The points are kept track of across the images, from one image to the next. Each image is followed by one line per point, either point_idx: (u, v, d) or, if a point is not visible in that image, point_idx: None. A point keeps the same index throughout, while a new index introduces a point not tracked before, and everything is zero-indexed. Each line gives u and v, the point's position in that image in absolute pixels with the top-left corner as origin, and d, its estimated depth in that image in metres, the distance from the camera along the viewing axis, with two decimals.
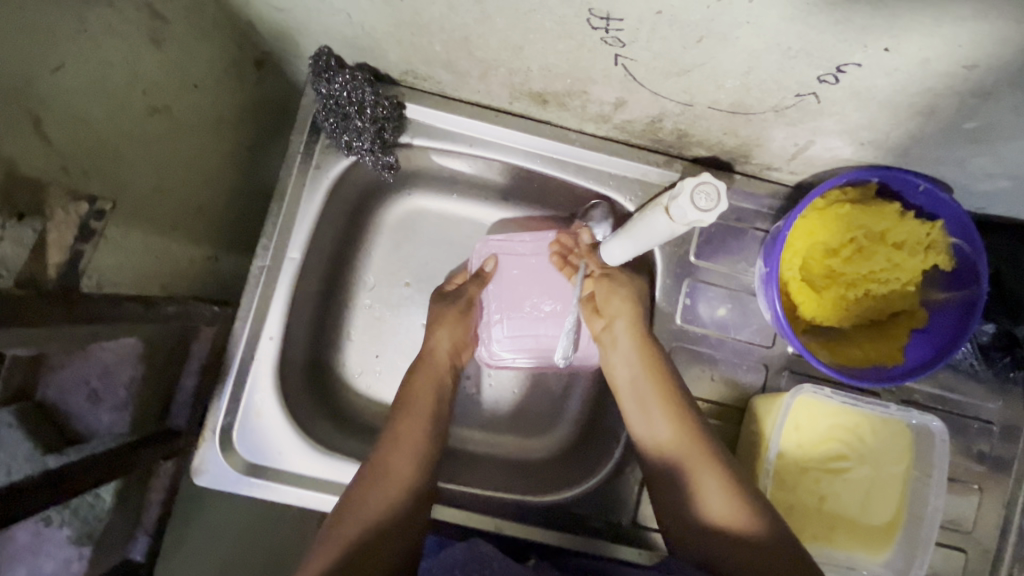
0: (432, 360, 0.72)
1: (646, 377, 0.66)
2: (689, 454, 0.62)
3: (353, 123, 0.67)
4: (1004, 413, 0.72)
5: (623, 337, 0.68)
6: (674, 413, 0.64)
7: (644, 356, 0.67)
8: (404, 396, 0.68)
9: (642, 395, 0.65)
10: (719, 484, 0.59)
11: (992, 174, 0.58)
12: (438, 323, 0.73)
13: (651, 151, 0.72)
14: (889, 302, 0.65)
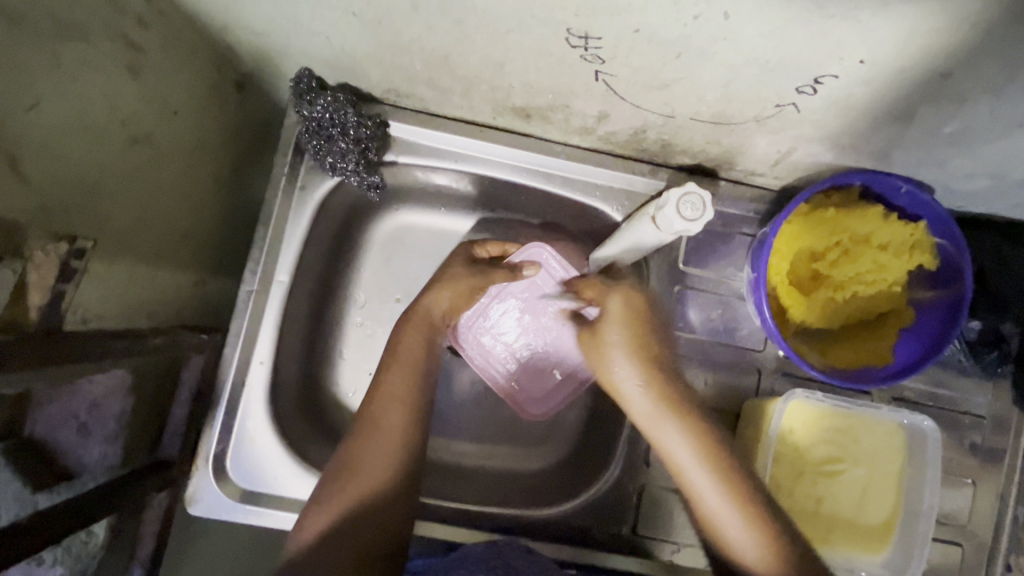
0: (421, 313, 0.68)
1: (667, 417, 0.58)
2: (719, 503, 0.55)
3: (337, 145, 0.67)
4: (994, 406, 0.73)
5: (633, 379, 0.61)
6: (700, 458, 0.56)
7: (661, 392, 0.60)
8: (390, 352, 0.65)
9: (663, 436, 0.59)
10: (751, 531, 0.53)
11: (972, 175, 0.58)
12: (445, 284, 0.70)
13: (636, 160, 0.72)
14: (876, 303, 0.66)
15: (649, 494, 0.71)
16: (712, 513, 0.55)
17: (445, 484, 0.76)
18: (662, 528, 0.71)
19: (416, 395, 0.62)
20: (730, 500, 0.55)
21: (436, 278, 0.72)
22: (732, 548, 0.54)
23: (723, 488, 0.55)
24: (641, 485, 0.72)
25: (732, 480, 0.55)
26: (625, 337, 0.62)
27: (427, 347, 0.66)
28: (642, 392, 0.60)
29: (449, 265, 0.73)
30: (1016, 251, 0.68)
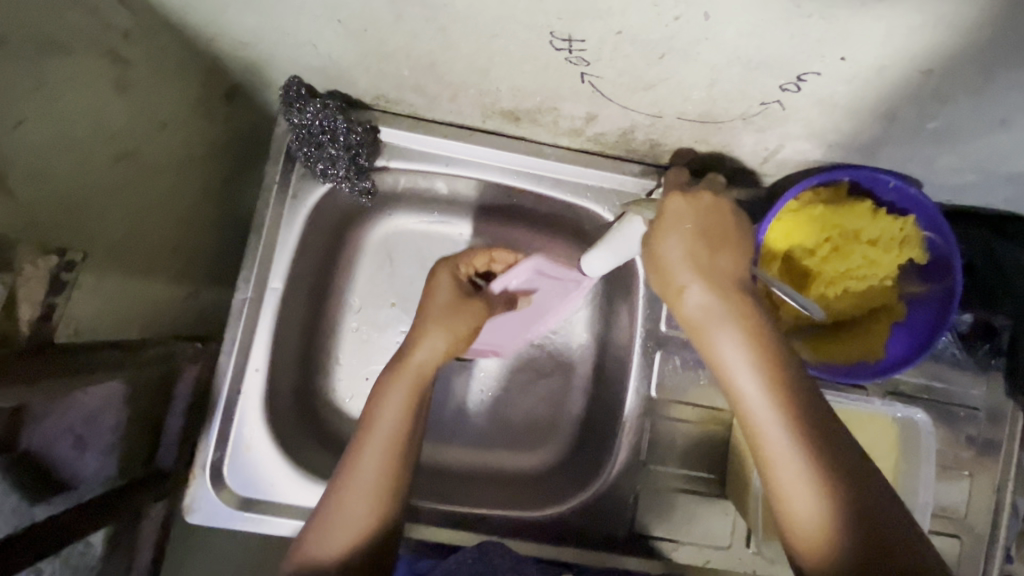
0: (406, 372, 0.60)
1: (728, 324, 0.49)
2: (781, 438, 0.45)
3: (327, 151, 0.67)
4: (989, 399, 0.73)
5: (694, 277, 0.50)
6: (765, 380, 0.47)
7: (726, 297, 0.50)
8: (367, 418, 0.58)
9: (724, 351, 0.49)
10: (815, 485, 0.44)
11: (960, 170, 0.59)
12: (434, 324, 0.63)
13: (626, 161, 0.73)
14: (868, 298, 0.66)
15: (647, 493, 0.72)
16: (776, 455, 0.45)
17: (443, 485, 0.76)
18: (661, 527, 0.71)
19: (390, 473, 0.56)
20: (793, 435, 0.45)
21: (424, 320, 0.64)
22: (788, 493, 0.45)
23: (789, 422, 0.46)
24: (639, 483, 0.72)
25: (798, 413, 0.46)
26: (690, 230, 0.52)
27: (413, 407, 0.58)
28: (702, 290, 0.50)
29: (434, 302, 0.65)
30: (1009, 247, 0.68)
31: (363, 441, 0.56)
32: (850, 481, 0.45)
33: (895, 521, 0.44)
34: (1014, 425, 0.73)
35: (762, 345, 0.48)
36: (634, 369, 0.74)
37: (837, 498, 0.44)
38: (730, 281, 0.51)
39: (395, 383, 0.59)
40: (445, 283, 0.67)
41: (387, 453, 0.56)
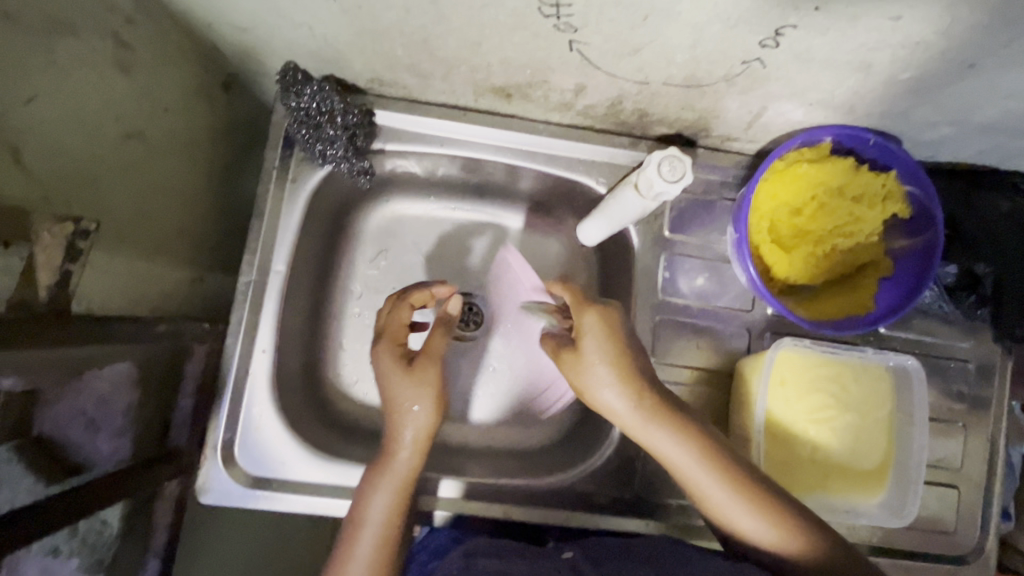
0: (391, 473, 0.62)
1: (636, 411, 0.59)
2: (698, 470, 0.57)
3: (325, 132, 0.69)
4: (978, 350, 0.75)
5: (620, 401, 0.59)
6: (682, 440, 0.57)
7: (634, 397, 0.59)
8: (358, 514, 0.61)
9: (654, 440, 0.58)
10: (766, 520, 0.55)
11: (935, 123, 0.61)
12: (403, 412, 0.63)
13: (615, 134, 0.75)
14: (855, 254, 0.68)
15: (651, 458, 0.73)
16: (718, 507, 0.57)
17: (452, 462, 0.77)
18: (665, 490, 0.73)
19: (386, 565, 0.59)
20: (707, 464, 0.57)
21: (392, 411, 0.64)
22: (739, 530, 0.56)
23: (699, 455, 0.57)
24: (642, 449, 0.73)
25: (721, 456, 0.57)
26: (591, 332, 0.60)
27: (400, 497, 0.62)
28: (605, 380, 0.59)
29: (394, 397, 0.64)
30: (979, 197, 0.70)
31: (357, 536, 0.60)
32: (788, 508, 0.55)
33: (801, 519, 0.55)
34: (1003, 375, 0.75)
35: (658, 406, 0.59)
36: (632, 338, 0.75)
37: (790, 527, 0.54)
38: (638, 375, 0.60)
39: (382, 483, 0.62)
40: (386, 366, 0.65)
41: (378, 553, 0.59)
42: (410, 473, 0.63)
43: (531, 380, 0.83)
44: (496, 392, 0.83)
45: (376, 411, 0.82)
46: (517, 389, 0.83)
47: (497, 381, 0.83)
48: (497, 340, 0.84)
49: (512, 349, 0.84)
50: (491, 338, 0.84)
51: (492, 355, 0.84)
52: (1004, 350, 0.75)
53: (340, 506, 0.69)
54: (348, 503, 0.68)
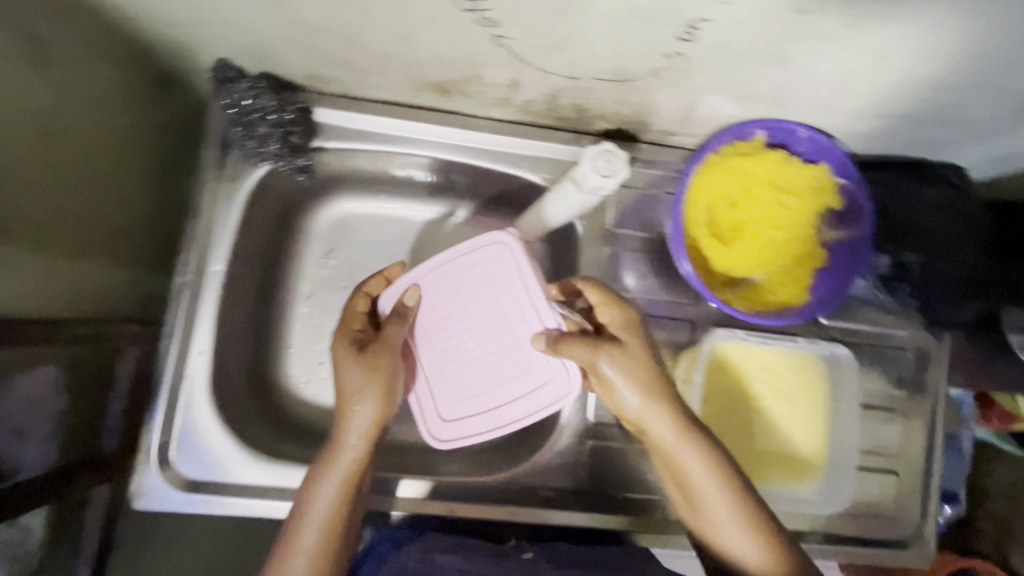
0: (339, 465, 0.58)
1: (672, 427, 0.55)
2: (712, 486, 0.55)
3: (257, 129, 0.67)
4: (915, 338, 0.77)
5: (660, 418, 0.56)
6: (712, 465, 0.55)
7: (663, 402, 0.56)
8: (301, 513, 0.57)
9: (674, 447, 0.56)
10: (766, 546, 0.53)
11: (862, 116, 0.62)
12: (356, 403, 0.59)
13: (558, 129, 0.75)
14: (792, 247, 0.69)
15: (596, 451, 0.74)
16: (720, 524, 0.55)
17: (397, 459, 0.76)
18: (611, 483, 0.74)
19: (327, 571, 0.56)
20: (723, 481, 0.55)
21: (344, 402, 0.59)
22: (733, 550, 0.54)
23: (725, 480, 0.55)
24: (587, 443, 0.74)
25: (736, 476, 0.55)
26: (636, 343, 0.57)
27: (345, 496, 0.58)
28: (634, 383, 0.56)
29: (348, 386, 0.60)
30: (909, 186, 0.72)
31: (300, 534, 0.56)
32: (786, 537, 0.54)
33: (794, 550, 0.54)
34: (939, 363, 0.77)
35: (693, 423, 0.56)
36: None
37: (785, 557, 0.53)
38: (668, 383, 0.57)
39: (328, 478, 0.57)
40: (341, 354, 0.61)
41: (320, 550, 0.56)
42: (356, 466, 0.58)
43: (515, 389, 0.66)
44: (473, 400, 0.67)
45: (325, 411, 0.82)
46: (497, 400, 0.67)
47: (473, 386, 0.67)
48: (476, 332, 0.68)
49: (497, 346, 0.67)
50: (470, 330, 0.68)
51: (472, 353, 0.68)
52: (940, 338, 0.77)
53: (279, 507, 0.68)
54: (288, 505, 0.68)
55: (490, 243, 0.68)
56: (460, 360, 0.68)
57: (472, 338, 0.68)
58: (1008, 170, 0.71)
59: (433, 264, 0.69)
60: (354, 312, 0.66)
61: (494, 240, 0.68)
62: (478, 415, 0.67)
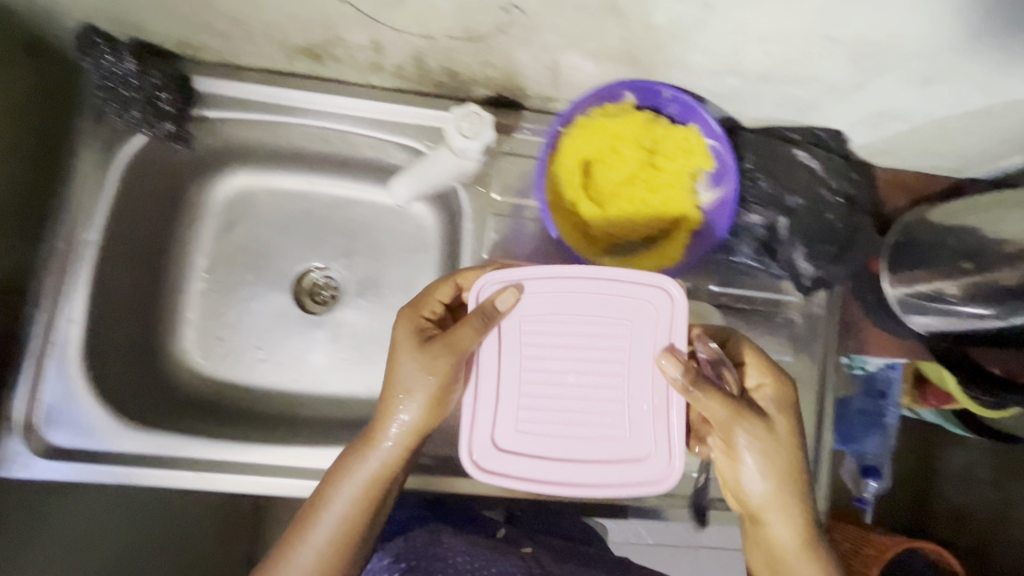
0: (375, 459, 0.61)
1: (793, 534, 0.60)
2: (799, 557, 0.60)
3: (121, 94, 0.67)
4: (806, 304, 0.77)
5: (784, 523, 0.60)
6: (820, 572, 0.60)
7: (789, 487, 0.60)
8: (327, 495, 0.60)
9: (774, 518, 0.61)
10: None
11: (718, 72, 0.62)
12: (402, 396, 0.60)
13: (441, 97, 0.76)
14: (664, 208, 0.70)
15: None
16: None
17: (288, 432, 0.80)
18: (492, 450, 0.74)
19: (335, 567, 0.58)
20: (807, 553, 0.60)
21: (392, 393, 0.61)
22: None
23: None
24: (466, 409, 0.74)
25: (820, 550, 0.61)
26: (778, 425, 0.61)
27: (369, 492, 0.60)
28: (765, 467, 0.60)
29: (398, 378, 0.60)
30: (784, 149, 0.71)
31: (318, 517, 0.59)
32: None
33: None
34: (830, 328, 0.77)
35: (812, 535, 0.61)
36: None
37: None
38: (797, 469, 0.61)
39: (362, 467, 0.60)
40: (400, 343, 0.61)
41: (331, 547, 0.58)
42: (393, 461, 0.61)
43: (598, 447, 0.61)
44: (551, 442, 0.61)
45: (220, 383, 0.83)
46: (571, 448, 0.61)
47: (557, 421, 0.61)
48: (582, 365, 0.62)
49: (602, 394, 0.61)
50: (576, 363, 0.62)
51: (569, 388, 0.62)
52: (804, 295, 0.76)
53: (154, 473, 0.70)
54: (162, 472, 0.69)
55: (653, 288, 0.62)
56: (557, 388, 0.62)
57: (575, 372, 0.62)
58: (881, 133, 0.71)
59: (562, 273, 0.62)
60: (426, 302, 0.65)
61: (653, 287, 0.62)
62: (548, 458, 0.61)
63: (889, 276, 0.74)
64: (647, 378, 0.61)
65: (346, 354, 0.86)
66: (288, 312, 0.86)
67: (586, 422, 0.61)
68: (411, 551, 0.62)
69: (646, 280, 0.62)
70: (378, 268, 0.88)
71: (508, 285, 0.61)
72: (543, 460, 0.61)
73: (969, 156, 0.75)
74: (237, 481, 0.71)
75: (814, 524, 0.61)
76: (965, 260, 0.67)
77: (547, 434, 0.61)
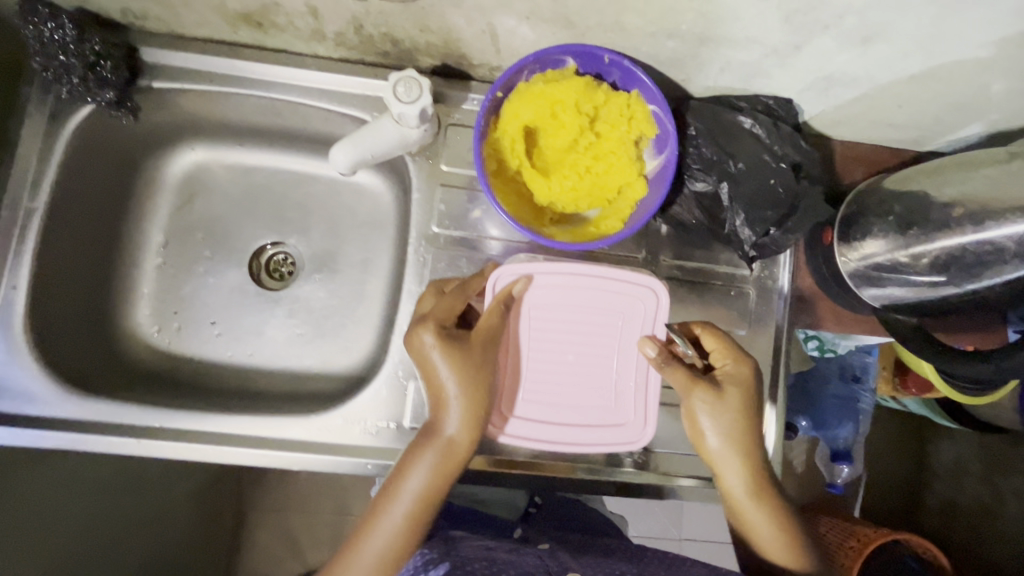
0: (441, 447, 0.62)
1: (743, 484, 0.64)
2: (755, 503, 0.64)
3: (58, 59, 0.67)
4: (758, 275, 0.77)
5: (736, 474, 0.64)
6: (774, 519, 0.64)
7: (738, 440, 0.64)
8: (393, 489, 0.62)
9: (728, 471, 0.65)
10: (787, 546, 0.63)
11: (654, 35, 0.61)
12: (452, 393, 0.62)
13: (388, 67, 0.76)
14: (610, 175, 0.69)
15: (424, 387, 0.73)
16: (756, 533, 0.64)
17: (242, 404, 0.80)
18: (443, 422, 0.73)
19: (406, 553, 0.61)
20: (761, 499, 0.64)
21: (441, 394, 0.63)
22: (761, 550, 0.64)
23: (780, 527, 0.64)
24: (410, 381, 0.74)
25: (773, 494, 0.65)
26: (733, 395, 0.65)
27: (438, 482, 0.62)
28: (715, 425, 0.65)
29: (445, 380, 0.62)
30: (728, 115, 0.70)
31: (387, 510, 0.62)
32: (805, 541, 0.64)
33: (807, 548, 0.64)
34: (782, 301, 0.77)
35: (764, 482, 0.65)
36: (410, 270, 0.75)
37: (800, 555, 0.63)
38: (747, 426, 0.65)
39: (424, 460, 0.62)
40: (434, 344, 0.63)
41: (406, 527, 0.61)
42: (455, 453, 0.63)
43: (594, 417, 0.69)
44: (553, 409, 0.69)
45: (175, 357, 0.83)
46: (572, 419, 0.69)
47: (556, 395, 0.69)
48: (580, 346, 0.69)
49: (595, 370, 0.69)
50: (574, 344, 0.69)
51: (568, 365, 0.69)
52: (750, 268, 0.76)
53: (100, 440, 0.70)
54: (108, 439, 0.70)
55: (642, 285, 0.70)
56: (556, 367, 0.69)
57: (574, 351, 0.69)
58: (830, 100, 0.70)
59: (561, 269, 0.69)
60: (445, 304, 0.66)
61: (644, 284, 0.70)
62: (550, 424, 0.69)
63: (843, 248, 0.70)
64: (632, 357, 0.70)
65: (302, 331, 0.85)
66: (244, 287, 0.86)
67: (580, 394, 0.69)
68: (442, 557, 0.57)
69: (640, 279, 0.70)
70: (336, 244, 0.87)
71: (522, 277, 0.68)
72: (545, 426, 0.69)
73: (927, 126, 0.73)
74: (182, 450, 0.71)
75: (765, 473, 0.65)
76: (912, 227, 0.64)
77: (549, 405, 0.69)
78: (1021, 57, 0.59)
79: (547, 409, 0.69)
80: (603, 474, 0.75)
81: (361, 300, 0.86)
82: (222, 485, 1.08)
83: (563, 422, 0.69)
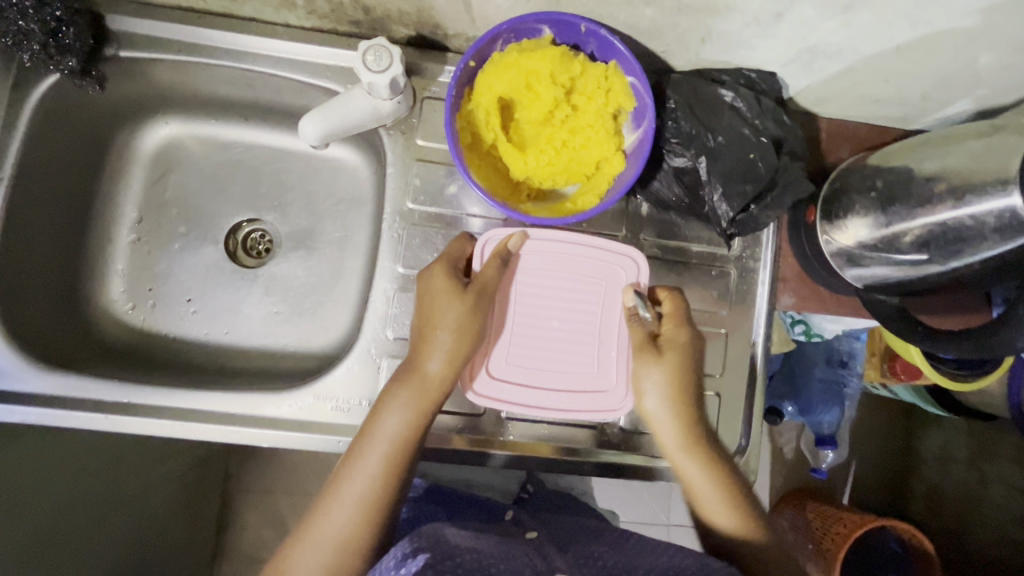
0: (417, 386, 0.62)
1: (676, 438, 0.64)
2: (686, 452, 0.64)
3: (13, 23, 0.63)
4: (738, 254, 0.75)
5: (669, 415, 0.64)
6: (706, 468, 0.64)
7: (674, 384, 0.64)
8: (371, 431, 0.62)
9: (658, 415, 0.65)
10: (724, 495, 0.63)
11: (631, 2, 0.59)
12: (442, 334, 0.62)
13: (362, 37, 0.74)
14: (587, 145, 0.67)
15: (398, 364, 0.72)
16: (693, 482, 0.64)
17: (216, 381, 0.79)
18: None
19: (383, 494, 0.60)
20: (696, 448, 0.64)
21: (428, 334, 0.62)
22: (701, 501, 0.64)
23: (714, 475, 0.64)
24: (384, 359, 0.72)
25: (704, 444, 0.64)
26: (671, 363, 0.64)
27: (416, 425, 0.62)
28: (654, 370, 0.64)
29: (438, 321, 0.62)
30: (708, 88, 0.68)
31: (365, 452, 0.61)
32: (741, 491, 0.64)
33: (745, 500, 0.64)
34: (763, 281, 0.75)
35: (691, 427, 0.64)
36: (382, 246, 0.74)
37: (739, 506, 0.63)
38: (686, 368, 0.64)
39: (402, 394, 0.61)
40: (432, 284, 0.64)
41: (382, 470, 0.60)
42: (435, 395, 0.62)
43: (578, 384, 0.68)
44: (535, 377, 0.67)
45: (149, 334, 0.82)
46: (555, 386, 0.68)
47: (540, 362, 0.68)
48: (564, 314, 0.68)
49: (579, 339, 0.68)
50: (559, 309, 0.68)
51: (552, 332, 0.68)
52: (729, 247, 0.75)
53: (72, 417, 0.69)
54: (78, 415, 0.69)
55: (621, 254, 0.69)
56: (540, 333, 0.68)
57: (558, 319, 0.68)
58: (814, 75, 0.68)
59: (546, 236, 0.68)
60: (457, 245, 0.68)
61: (624, 254, 0.69)
62: (528, 392, 0.67)
63: (827, 225, 0.69)
64: (614, 326, 0.69)
65: (279, 309, 0.84)
66: (220, 264, 0.84)
67: (562, 364, 0.68)
68: (427, 547, 0.50)
69: (621, 249, 0.69)
70: (313, 221, 0.86)
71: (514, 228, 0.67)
72: (525, 396, 0.67)
73: (914, 102, 0.71)
74: (155, 427, 0.70)
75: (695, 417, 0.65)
76: (894, 204, 0.63)
77: (530, 373, 0.67)
78: (1008, 27, 0.57)
79: (528, 377, 0.67)
80: (581, 457, 0.73)
81: (338, 279, 0.84)
82: (207, 469, 1.07)
83: (543, 392, 0.67)
